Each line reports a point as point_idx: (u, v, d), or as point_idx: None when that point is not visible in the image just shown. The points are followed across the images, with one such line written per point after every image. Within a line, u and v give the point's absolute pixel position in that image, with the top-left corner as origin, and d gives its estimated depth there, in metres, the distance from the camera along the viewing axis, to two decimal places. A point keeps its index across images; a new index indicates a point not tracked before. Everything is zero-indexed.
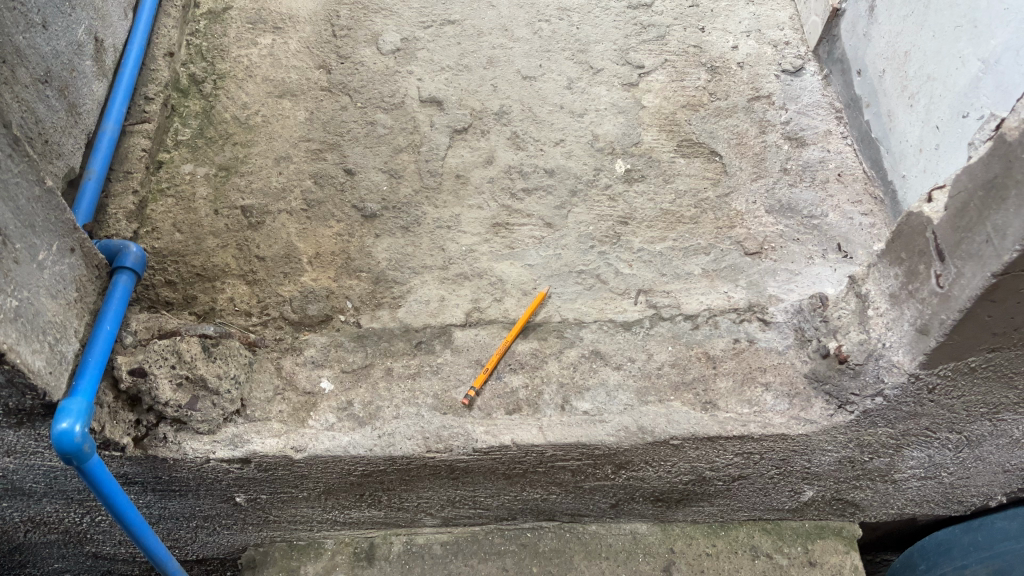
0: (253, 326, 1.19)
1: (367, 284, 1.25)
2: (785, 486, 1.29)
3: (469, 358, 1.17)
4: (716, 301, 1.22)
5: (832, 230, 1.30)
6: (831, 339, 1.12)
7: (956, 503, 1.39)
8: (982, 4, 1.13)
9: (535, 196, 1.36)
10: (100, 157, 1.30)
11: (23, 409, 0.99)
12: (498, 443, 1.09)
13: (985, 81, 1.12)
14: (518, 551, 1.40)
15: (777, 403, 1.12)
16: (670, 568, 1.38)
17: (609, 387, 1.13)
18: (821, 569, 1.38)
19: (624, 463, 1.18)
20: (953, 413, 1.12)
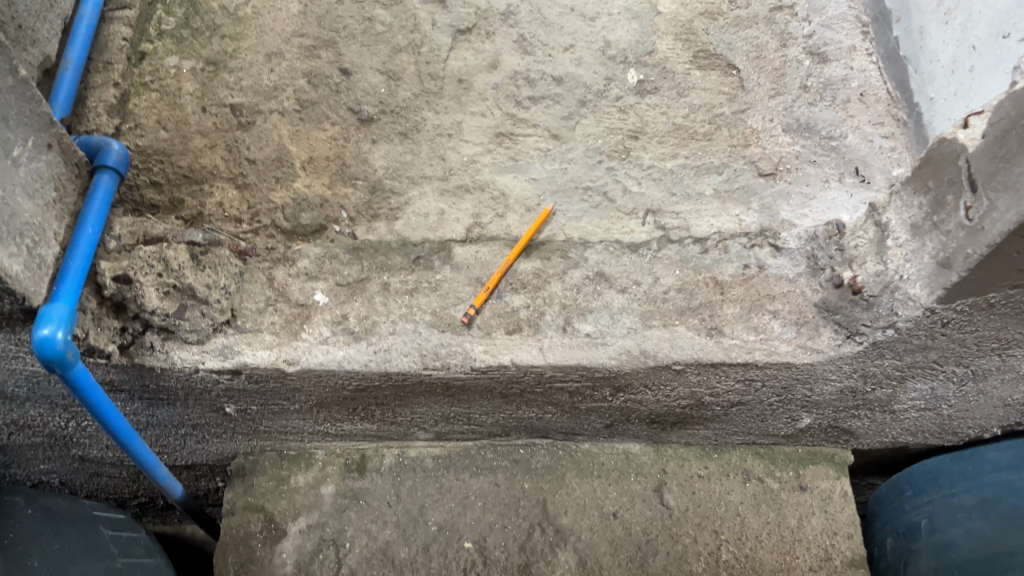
0: (244, 234, 1.14)
1: (364, 193, 1.19)
2: (783, 413, 1.27)
3: (470, 276, 1.13)
4: (727, 225, 1.17)
5: (851, 153, 1.25)
6: (846, 268, 1.08)
7: (950, 434, 1.39)
8: None
9: (542, 105, 1.29)
10: (78, 46, 1.21)
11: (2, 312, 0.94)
12: (496, 363, 1.05)
13: None
14: (510, 467, 1.40)
15: (784, 331, 1.10)
16: (662, 488, 1.39)
17: (613, 310, 1.10)
18: (811, 494, 1.41)
19: (622, 386, 1.15)
20: (963, 346, 1.09)
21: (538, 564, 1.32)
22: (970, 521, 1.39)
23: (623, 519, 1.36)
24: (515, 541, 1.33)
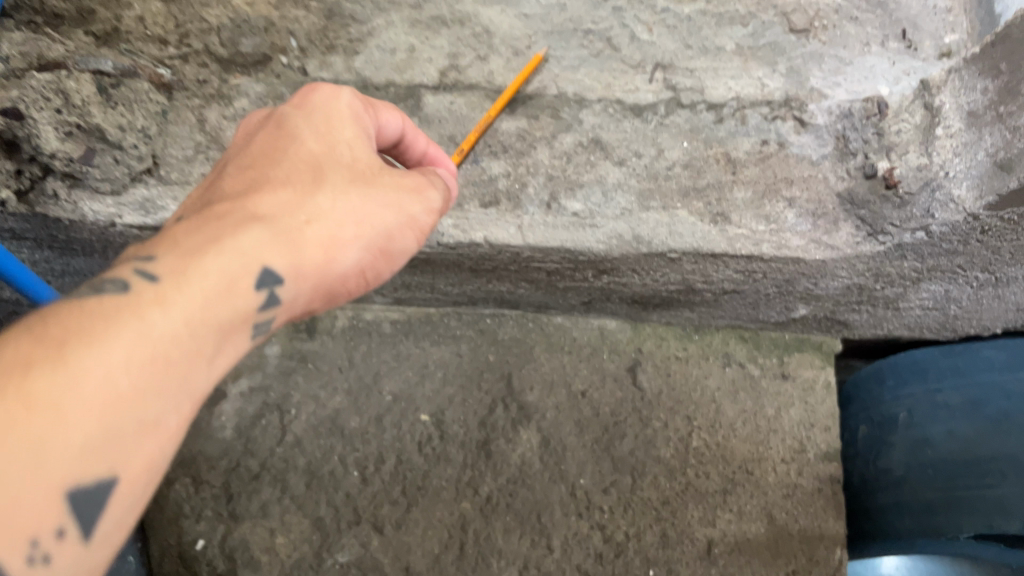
0: (169, 59, 0.97)
1: (316, 20, 1.01)
2: (779, 302, 1.15)
3: (441, 133, 0.97)
4: (747, 90, 1.00)
5: (899, 11, 1.07)
6: (881, 158, 0.93)
7: (949, 330, 1.28)
8: None
9: None
10: None
11: None
12: (467, 241, 0.92)
13: None
14: (474, 337, 1.28)
15: (799, 223, 0.95)
16: (636, 369, 1.30)
17: (607, 187, 0.95)
18: (792, 384, 1.32)
19: (607, 270, 1.02)
20: (997, 254, 0.95)
21: (498, 441, 1.23)
22: (953, 420, 1.33)
23: (592, 399, 1.27)
24: (475, 416, 1.24)
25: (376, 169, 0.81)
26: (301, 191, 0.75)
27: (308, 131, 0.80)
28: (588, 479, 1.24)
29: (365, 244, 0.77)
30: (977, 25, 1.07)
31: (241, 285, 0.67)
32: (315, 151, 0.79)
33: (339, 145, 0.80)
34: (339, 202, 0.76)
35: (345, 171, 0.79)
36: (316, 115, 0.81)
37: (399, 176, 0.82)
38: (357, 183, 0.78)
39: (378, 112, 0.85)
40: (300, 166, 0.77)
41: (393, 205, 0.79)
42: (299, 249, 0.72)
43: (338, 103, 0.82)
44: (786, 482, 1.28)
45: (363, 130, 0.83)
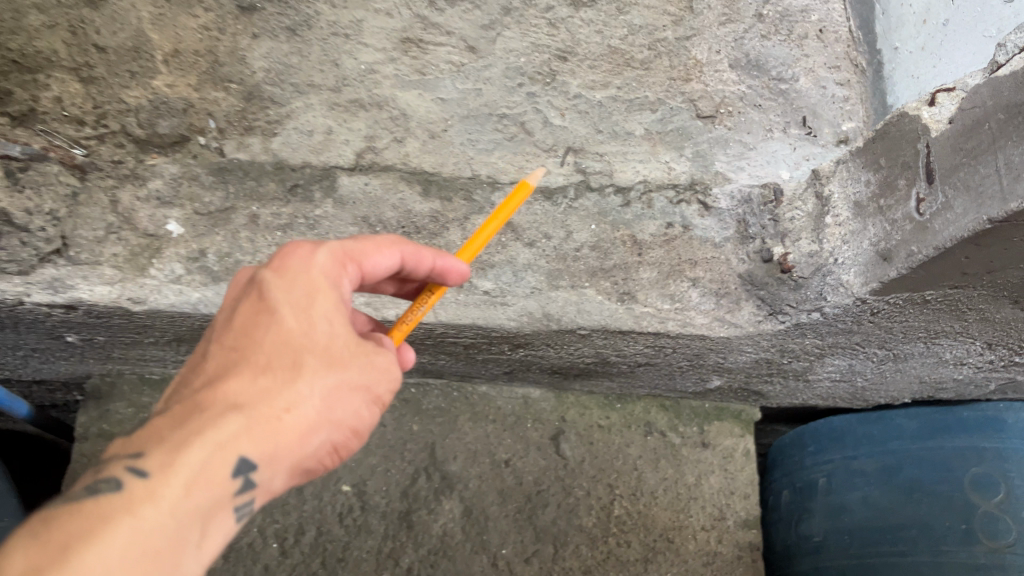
0: (85, 140, 0.95)
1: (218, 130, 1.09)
2: (693, 374, 1.19)
3: (355, 215, 0.97)
4: (654, 173, 1.04)
5: (800, 99, 1.12)
6: (777, 243, 0.97)
7: (858, 399, 1.34)
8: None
9: (460, 9, 1.09)
10: None
11: None
12: (379, 318, 0.94)
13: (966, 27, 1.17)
14: (398, 406, 1.29)
15: (702, 301, 0.99)
16: (559, 437, 1.32)
17: (517, 267, 0.97)
18: (712, 452, 1.35)
19: (522, 343, 1.05)
20: (889, 333, 0.99)
21: (419, 513, 1.24)
22: (868, 487, 1.36)
23: (515, 468, 1.29)
24: (398, 486, 1.25)
25: (372, 344, 0.67)
26: (283, 369, 0.62)
27: (289, 299, 0.64)
28: (509, 550, 1.24)
29: (366, 409, 0.67)
30: (870, 114, 1.13)
31: (218, 465, 0.57)
32: (301, 325, 0.63)
33: (317, 327, 0.64)
34: (329, 387, 0.63)
35: (320, 351, 0.63)
36: (299, 284, 0.65)
37: (388, 355, 0.68)
38: (333, 367, 0.64)
39: (353, 272, 0.69)
40: (286, 350, 0.62)
41: (387, 375, 0.68)
42: (277, 436, 0.60)
43: (338, 268, 0.67)
44: (707, 550, 1.29)
45: (345, 302, 0.67)
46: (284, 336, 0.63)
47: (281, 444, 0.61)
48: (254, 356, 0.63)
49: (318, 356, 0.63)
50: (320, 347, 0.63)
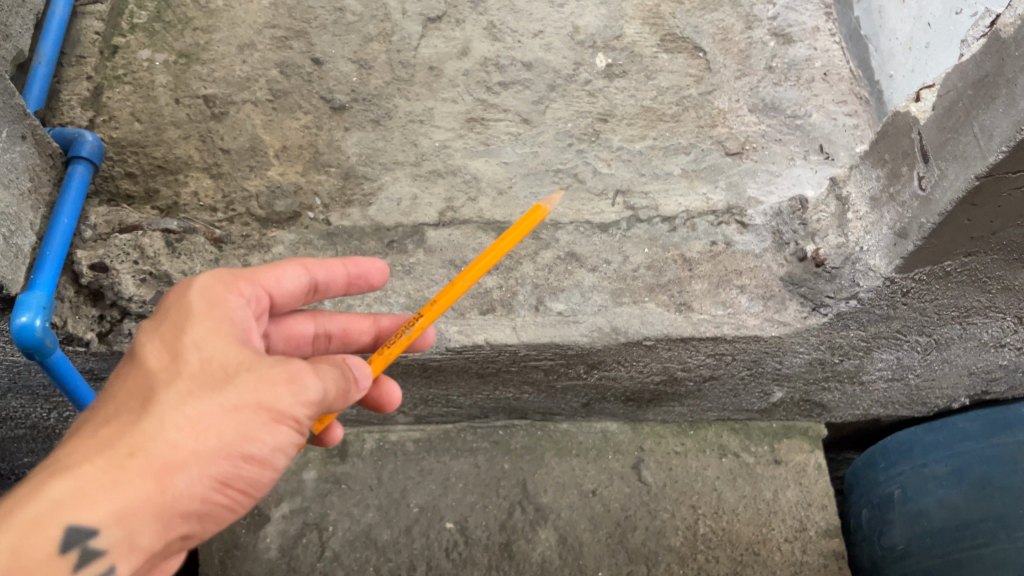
0: (219, 223, 1.15)
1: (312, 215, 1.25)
2: (755, 387, 1.30)
3: (443, 259, 1.14)
4: (694, 203, 1.19)
5: (815, 131, 1.28)
6: (808, 242, 1.11)
7: (919, 404, 1.43)
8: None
9: (512, 90, 1.30)
10: (51, 39, 1.19)
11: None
12: (470, 342, 1.09)
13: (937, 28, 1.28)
14: (489, 448, 1.43)
15: (752, 305, 1.12)
16: (639, 465, 1.42)
17: (584, 289, 1.12)
18: (786, 468, 1.43)
19: (596, 363, 1.19)
20: (925, 316, 1.11)
21: (519, 543, 1.33)
22: (941, 489, 1.40)
23: (602, 497, 1.38)
24: (495, 519, 1.35)
25: (255, 354, 0.72)
26: (144, 398, 0.68)
27: (161, 335, 0.72)
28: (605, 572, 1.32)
29: (252, 421, 0.68)
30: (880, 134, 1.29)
31: (62, 510, 0.59)
32: (168, 353, 0.71)
33: (188, 350, 0.70)
34: (190, 399, 0.67)
35: (183, 380, 0.68)
36: (175, 315, 0.74)
37: (279, 364, 0.71)
38: (203, 394, 0.67)
39: (242, 290, 0.81)
40: (144, 386, 0.69)
41: (270, 387, 0.69)
42: (131, 469, 0.63)
43: (224, 291, 0.78)
44: (792, 560, 1.35)
45: (224, 323, 0.74)
46: (146, 376, 0.69)
47: (142, 475, 0.63)
48: (122, 403, 0.68)
49: (186, 377, 0.69)
50: (187, 368, 0.69)
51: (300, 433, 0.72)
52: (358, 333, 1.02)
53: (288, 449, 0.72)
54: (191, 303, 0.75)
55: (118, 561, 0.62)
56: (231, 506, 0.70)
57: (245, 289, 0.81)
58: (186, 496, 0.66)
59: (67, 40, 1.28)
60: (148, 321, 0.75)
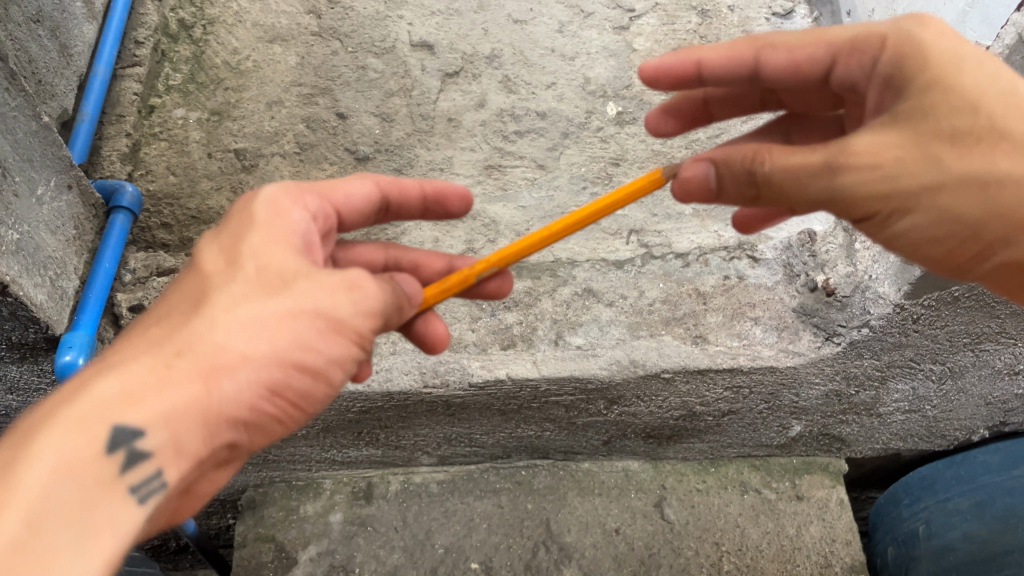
0: None
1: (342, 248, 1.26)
2: (774, 421, 1.32)
3: (464, 296, 1.19)
4: (707, 241, 1.24)
5: None
6: (818, 272, 1.17)
7: (939, 437, 1.44)
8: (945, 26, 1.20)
9: (528, 138, 1.36)
10: (94, 99, 1.30)
11: (30, 385, 1.06)
12: (493, 377, 1.12)
13: None
14: (512, 488, 1.39)
15: (766, 336, 1.15)
16: (662, 503, 1.38)
17: (602, 323, 1.16)
18: (808, 503, 1.41)
19: (616, 398, 1.21)
20: (937, 342, 1.14)
21: None
22: (965, 523, 1.38)
23: (625, 535, 1.34)
24: (521, 560, 1.32)
25: (314, 264, 0.72)
26: (199, 299, 0.69)
27: (220, 242, 0.74)
28: None
29: (304, 328, 0.68)
30: None
31: (111, 410, 0.61)
32: (225, 259, 0.72)
33: (245, 257, 0.71)
34: (243, 300, 0.68)
35: (239, 285, 0.69)
36: (238, 224, 0.75)
37: (336, 275, 0.71)
38: (259, 297, 0.68)
39: (307, 202, 0.81)
40: (199, 292, 0.70)
41: (326, 293, 0.69)
42: (184, 371, 0.64)
43: (288, 200, 0.79)
44: None
45: (283, 228, 0.74)
46: (203, 282, 0.71)
47: (195, 377, 0.64)
48: (179, 306, 0.70)
49: (241, 281, 0.70)
50: (244, 272, 0.70)
51: (358, 346, 0.72)
52: (430, 269, 1.03)
53: (344, 362, 0.72)
54: (257, 210, 0.76)
55: (166, 466, 0.63)
56: (283, 417, 0.71)
57: (310, 201, 0.81)
58: (237, 402, 0.66)
59: (107, 100, 1.38)
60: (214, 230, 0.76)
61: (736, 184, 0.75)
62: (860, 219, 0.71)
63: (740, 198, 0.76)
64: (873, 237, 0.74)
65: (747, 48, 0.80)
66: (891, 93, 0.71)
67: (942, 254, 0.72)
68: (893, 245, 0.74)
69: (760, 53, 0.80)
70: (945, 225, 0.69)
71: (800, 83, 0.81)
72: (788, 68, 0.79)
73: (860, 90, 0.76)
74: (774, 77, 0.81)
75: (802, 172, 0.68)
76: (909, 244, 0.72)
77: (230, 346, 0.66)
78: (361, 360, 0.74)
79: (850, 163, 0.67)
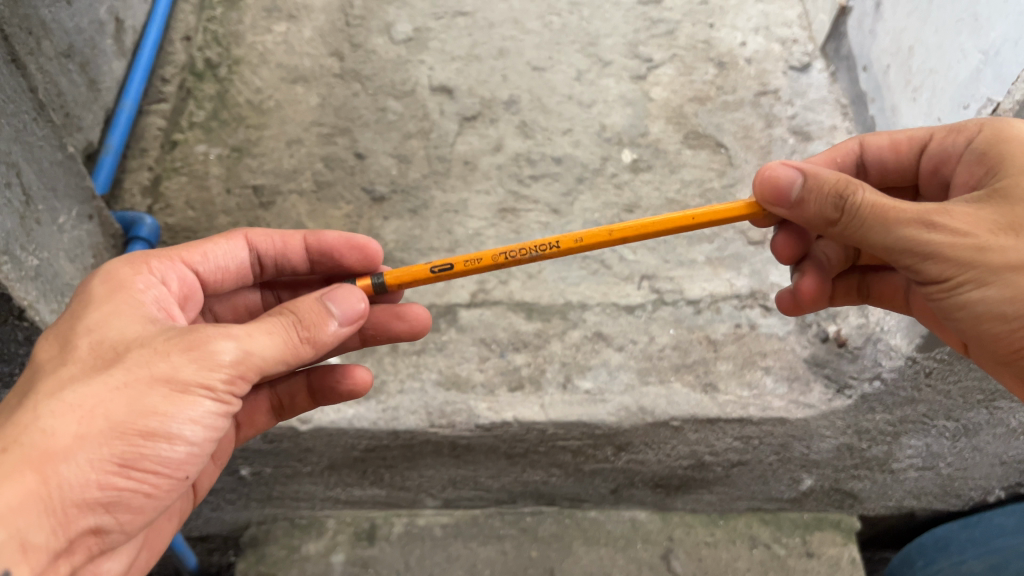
0: None
1: None
2: (784, 473, 1.29)
3: (473, 337, 1.18)
4: (718, 288, 1.23)
5: None
6: (830, 322, 1.18)
7: (954, 497, 1.41)
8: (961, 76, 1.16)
9: (543, 183, 1.37)
10: (118, 133, 1.33)
11: None
12: (500, 420, 1.11)
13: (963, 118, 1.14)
14: (517, 535, 1.37)
15: (777, 386, 1.13)
16: (669, 555, 1.35)
17: (611, 367, 1.15)
18: (819, 561, 1.35)
19: (624, 445, 1.20)
20: (950, 399, 1.13)
21: None
22: None
23: None
24: None
25: (155, 330, 0.76)
26: (33, 386, 0.72)
27: (59, 332, 0.78)
28: None
29: (141, 395, 0.71)
30: None
31: None
32: (60, 345, 0.76)
33: (80, 338, 0.76)
34: (77, 382, 0.71)
35: (73, 370, 0.72)
36: (74, 309, 0.80)
37: (172, 338, 0.74)
38: (95, 377, 0.71)
39: (154, 270, 0.88)
40: (39, 380, 0.72)
41: (163, 360, 0.73)
42: (22, 457, 0.66)
43: (132, 273, 0.85)
44: None
45: (120, 308, 0.80)
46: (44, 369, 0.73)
47: (37, 461, 0.66)
48: (19, 398, 0.72)
49: (76, 365, 0.73)
50: (80, 354, 0.74)
51: (210, 400, 0.74)
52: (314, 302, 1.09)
53: (196, 420, 0.74)
54: (89, 295, 0.81)
55: (9, 563, 0.64)
56: (135, 489, 0.73)
57: (163, 263, 0.90)
58: (83, 478, 0.68)
59: (132, 135, 1.41)
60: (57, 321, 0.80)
61: (818, 203, 0.83)
62: (934, 280, 0.81)
63: (819, 217, 0.84)
64: (940, 303, 0.83)
65: (848, 140, 1.01)
66: (983, 173, 0.85)
67: (1007, 333, 0.79)
68: (957, 313, 0.82)
69: (863, 139, 1.00)
70: (1017, 304, 0.76)
71: (895, 171, 1.00)
72: (891, 149, 0.98)
73: (943, 172, 0.93)
74: (874, 160, 1.00)
75: (899, 216, 0.78)
76: (971, 313, 0.81)
77: (68, 427, 0.68)
78: (221, 411, 0.77)
79: (938, 227, 0.77)
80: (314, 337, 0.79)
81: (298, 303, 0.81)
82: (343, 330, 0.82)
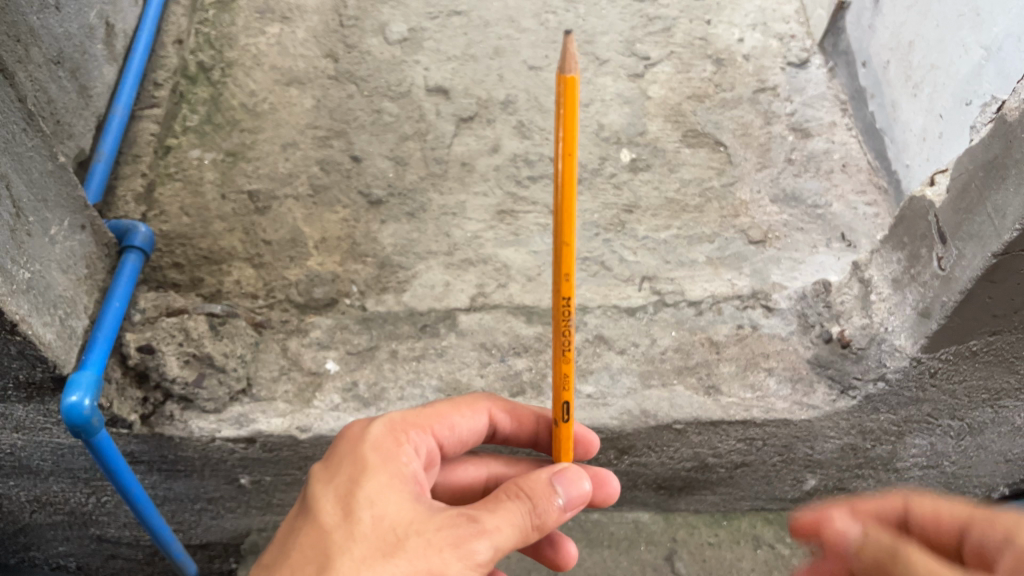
0: (259, 308, 1.18)
1: (339, 292, 1.21)
2: (788, 474, 1.29)
3: (474, 341, 1.16)
4: (720, 289, 1.22)
5: (837, 220, 1.30)
6: (833, 323, 1.13)
7: (958, 494, 1.41)
8: (962, 68, 1.15)
9: (541, 184, 1.36)
10: (110, 139, 1.31)
11: (38, 426, 1.05)
12: None
13: (966, 112, 1.14)
14: None
15: (780, 388, 1.12)
16: (672, 557, 1.34)
17: (613, 371, 1.14)
18: None
19: (626, 449, 1.19)
20: (955, 399, 1.12)
21: None
22: None
23: None
24: None
25: (428, 512, 0.70)
26: (322, 560, 0.67)
27: (337, 486, 0.73)
28: None
29: None
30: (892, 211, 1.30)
31: None
32: (342, 508, 0.70)
33: (361, 507, 0.70)
34: (362, 567, 0.65)
35: (367, 540, 0.67)
36: (350, 467, 0.75)
37: (450, 526, 0.68)
38: (382, 559, 0.66)
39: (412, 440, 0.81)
40: (319, 551, 0.68)
41: (443, 550, 0.66)
42: None
43: (391, 434, 0.80)
44: None
45: (398, 472, 0.74)
46: (320, 537, 0.69)
47: None
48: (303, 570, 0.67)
49: (361, 538, 0.68)
50: (361, 529, 0.68)
51: None
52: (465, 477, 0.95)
53: None
54: (370, 452, 0.76)
55: None
56: None
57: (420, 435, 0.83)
58: None
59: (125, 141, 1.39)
60: (324, 473, 0.75)
61: None
62: None
63: None
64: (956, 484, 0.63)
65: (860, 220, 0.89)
66: None
67: None
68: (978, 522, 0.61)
69: None
70: None
71: None
72: None
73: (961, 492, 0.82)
74: None
75: None
76: None
77: None
78: None
79: None
80: (541, 521, 0.71)
81: (529, 482, 0.74)
82: (563, 513, 0.74)
